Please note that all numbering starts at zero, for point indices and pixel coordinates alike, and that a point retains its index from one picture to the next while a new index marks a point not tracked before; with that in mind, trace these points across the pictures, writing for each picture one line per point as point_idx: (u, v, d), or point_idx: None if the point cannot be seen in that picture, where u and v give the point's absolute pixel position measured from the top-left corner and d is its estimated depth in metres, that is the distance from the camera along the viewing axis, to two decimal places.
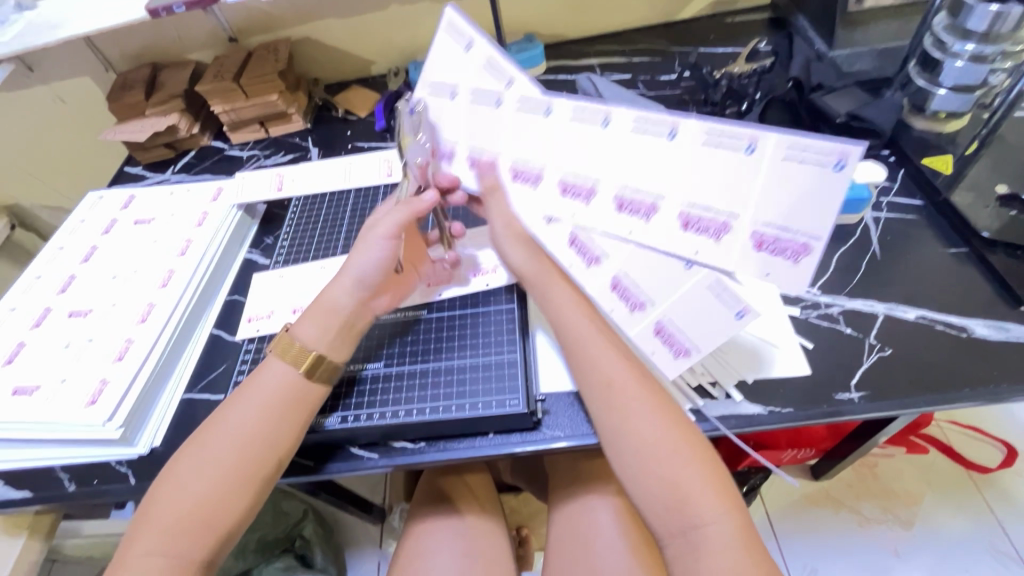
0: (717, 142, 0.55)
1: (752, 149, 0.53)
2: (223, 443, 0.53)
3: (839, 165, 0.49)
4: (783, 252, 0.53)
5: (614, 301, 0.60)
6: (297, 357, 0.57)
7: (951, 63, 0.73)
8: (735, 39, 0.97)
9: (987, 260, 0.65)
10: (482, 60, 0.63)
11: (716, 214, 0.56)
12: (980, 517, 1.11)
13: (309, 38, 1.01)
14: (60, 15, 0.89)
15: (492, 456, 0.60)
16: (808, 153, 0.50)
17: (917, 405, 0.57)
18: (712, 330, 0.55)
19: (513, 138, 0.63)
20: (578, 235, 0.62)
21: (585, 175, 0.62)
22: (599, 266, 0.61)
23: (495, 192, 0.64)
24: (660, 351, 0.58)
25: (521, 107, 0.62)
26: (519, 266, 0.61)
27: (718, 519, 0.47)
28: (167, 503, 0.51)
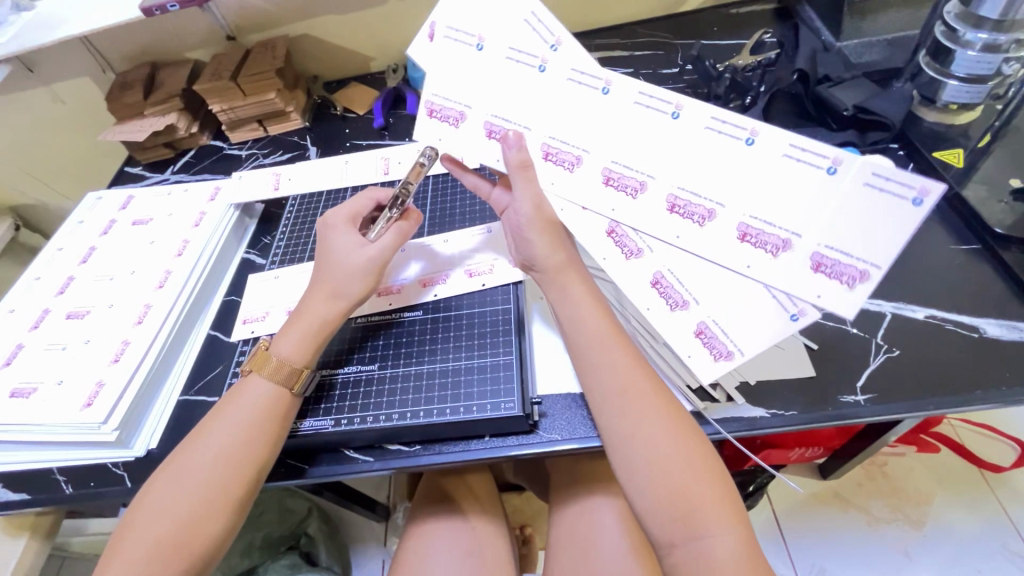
0: (799, 154, 0.49)
1: (834, 171, 0.48)
2: (207, 458, 0.53)
3: (918, 200, 0.45)
4: (840, 276, 0.49)
5: (652, 299, 0.56)
6: (277, 373, 0.58)
7: (963, 52, 0.70)
8: (740, 30, 0.94)
9: (1000, 256, 0.63)
10: (520, 19, 0.57)
11: (777, 228, 0.51)
12: (993, 518, 1.08)
13: (306, 35, 1.00)
14: (57, 16, 0.89)
15: (489, 459, 0.59)
16: (891, 182, 0.45)
17: (925, 407, 0.55)
18: (752, 332, 0.52)
19: (561, 116, 0.58)
20: (618, 226, 0.58)
21: (637, 165, 0.56)
22: (638, 258, 0.57)
23: (526, 171, 0.57)
24: (700, 355, 0.54)
25: (570, 83, 0.56)
26: (542, 258, 0.56)
27: (721, 532, 0.46)
28: (151, 518, 0.51)
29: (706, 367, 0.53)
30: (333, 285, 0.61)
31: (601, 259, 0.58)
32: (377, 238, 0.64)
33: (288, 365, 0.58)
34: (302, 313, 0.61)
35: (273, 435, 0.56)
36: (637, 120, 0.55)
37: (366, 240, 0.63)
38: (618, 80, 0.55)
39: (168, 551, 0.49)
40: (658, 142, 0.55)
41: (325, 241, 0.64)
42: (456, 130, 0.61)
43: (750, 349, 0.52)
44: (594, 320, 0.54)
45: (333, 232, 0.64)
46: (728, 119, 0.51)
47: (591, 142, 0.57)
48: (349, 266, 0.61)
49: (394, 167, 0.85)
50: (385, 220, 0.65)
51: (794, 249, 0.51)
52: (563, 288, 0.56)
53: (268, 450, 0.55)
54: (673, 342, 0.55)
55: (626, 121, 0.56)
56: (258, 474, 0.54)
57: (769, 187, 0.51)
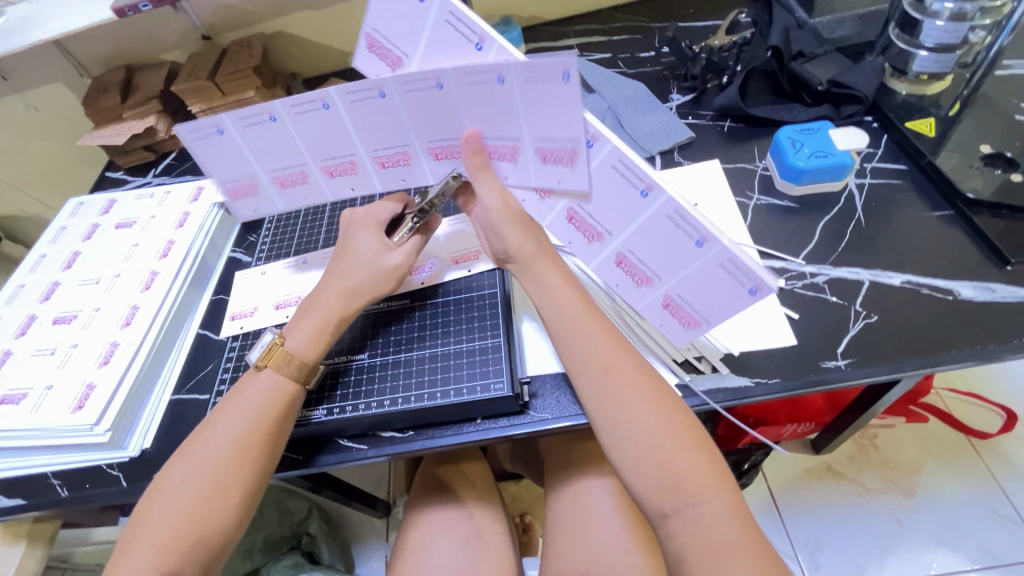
0: (536, 73, 0.48)
1: (568, 76, 0.47)
2: (212, 453, 0.53)
3: (566, 75, 0.48)
4: (561, 158, 0.54)
5: (618, 276, 0.60)
6: (288, 364, 0.57)
7: (931, 23, 0.72)
8: (716, 12, 0.95)
9: (971, 221, 0.65)
10: (441, 19, 0.51)
11: (642, 175, 0.50)
12: (980, 482, 1.11)
13: (282, 33, 1.00)
14: (27, 20, 0.88)
15: (480, 441, 0.60)
16: (539, 69, 0.48)
17: (904, 369, 0.56)
18: (723, 302, 0.53)
19: (484, 116, 0.54)
20: (575, 212, 0.59)
21: (562, 135, 0.52)
22: (603, 242, 0.58)
23: (481, 170, 0.57)
24: (670, 324, 0.59)
25: (478, 82, 0.51)
26: (516, 249, 0.56)
27: (711, 498, 0.47)
28: (161, 513, 0.51)
29: (676, 335, 0.59)
30: (350, 281, 0.61)
31: (568, 244, 0.62)
32: (401, 244, 0.63)
33: (302, 359, 0.58)
34: (314, 302, 0.61)
35: (278, 426, 0.56)
36: (557, 132, 0.52)
37: (389, 244, 0.63)
38: (490, 36, 0.50)
39: (178, 544, 0.50)
40: (563, 109, 0.50)
41: (350, 238, 0.64)
42: (309, 185, 0.67)
43: (714, 318, 0.55)
44: (575, 308, 0.55)
45: (358, 232, 0.63)
46: (538, 64, 0.47)
47: (517, 129, 0.54)
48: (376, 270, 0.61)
49: None
50: (409, 228, 0.64)
51: (649, 200, 0.51)
52: (539, 277, 0.56)
53: (273, 440, 0.55)
54: (647, 313, 0.60)
55: (535, 101, 0.51)
56: (266, 466, 0.54)
57: (557, 117, 0.51)
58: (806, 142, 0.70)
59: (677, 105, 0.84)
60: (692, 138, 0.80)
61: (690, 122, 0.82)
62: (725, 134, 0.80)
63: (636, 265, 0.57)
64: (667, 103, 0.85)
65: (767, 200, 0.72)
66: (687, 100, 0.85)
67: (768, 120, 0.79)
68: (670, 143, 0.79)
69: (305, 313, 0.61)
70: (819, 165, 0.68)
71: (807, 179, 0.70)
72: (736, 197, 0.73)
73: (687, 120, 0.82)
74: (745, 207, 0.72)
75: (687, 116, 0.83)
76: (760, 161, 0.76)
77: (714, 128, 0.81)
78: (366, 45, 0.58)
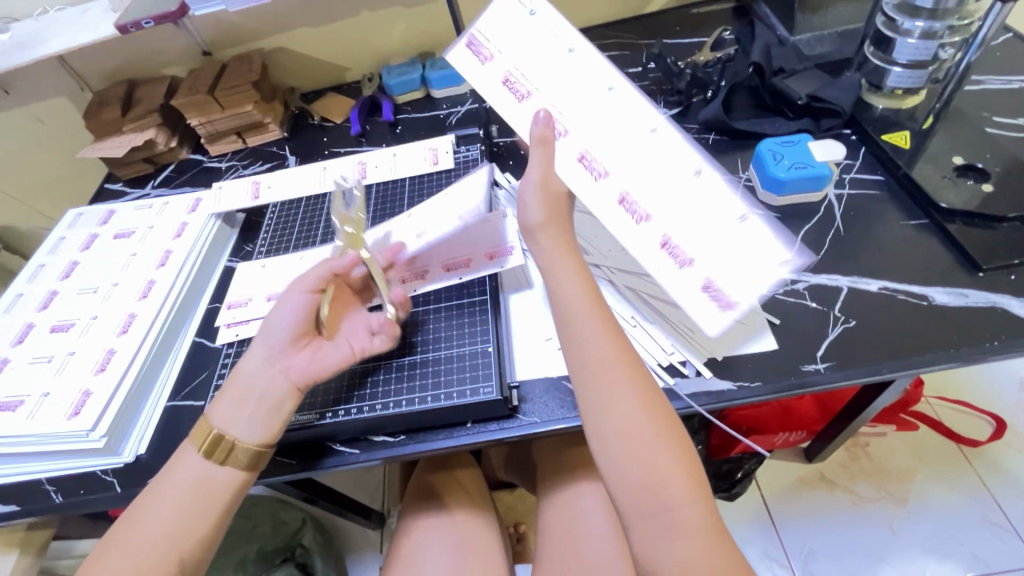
0: (604, 66, 0.59)
1: (613, 86, 0.59)
2: (154, 527, 0.51)
3: (610, 87, 0.59)
4: (590, 170, 0.59)
5: (660, 258, 0.57)
6: (233, 453, 0.54)
7: (903, 39, 0.75)
8: (701, 29, 0.99)
9: (947, 230, 0.67)
10: (550, 28, 0.61)
11: (693, 155, 0.58)
12: (971, 490, 1.12)
13: (281, 49, 1.03)
14: (32, 36, 0.90)
15: (470, 445, 0.61)
16: (602, 67, 0.59)
17: (881, 372, 0.58)
18: (755, 280, 0.55)
19: (560, 97, 0.60)
20: (627, 195, 0.58)
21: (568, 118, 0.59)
22: (648, 223, 0.58)
23: (548, 144, 0.57)
24: (709, 308, 0.56)
25: (585, 68, 0.59)
26: (532, 224, 0.58)
27: (689, 503, 0.48)
28: (135, 534, 0.51)
29: (714, 320, 0.56)
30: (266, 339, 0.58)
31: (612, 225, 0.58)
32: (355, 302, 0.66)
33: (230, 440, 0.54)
34: (247, 392, 0.56)
35: (218, 514, 0.53)
36: (625, 115, 0.59)
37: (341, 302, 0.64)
38: (584, 47, 0.60)
39: None
40: (585, 100, 0.59)
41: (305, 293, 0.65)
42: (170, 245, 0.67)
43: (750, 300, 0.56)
44: (581, 301, 0.55)
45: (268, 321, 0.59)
46: (612, 64, 0.59)
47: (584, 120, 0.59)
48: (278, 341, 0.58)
49: (371, 171, 0.87)
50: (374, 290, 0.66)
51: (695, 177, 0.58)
52: (557, 260, 0.57)
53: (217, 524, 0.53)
54: (684, 302, 0.57)
55: (604, 104, 0.59)
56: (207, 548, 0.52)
57: (614, 121, 0.59)
58: (786, 154, 0.73)
59: (664, 118, 0.87)
60: None
61: None
62: (710, 147, 0.82)
63: (678, 243, 0.57)
64: None
65: None
66: (673, 114, 0.87)
67: (751, 133, 0.81)
68: None
69: (240, 398, 0.56)
70: (799, 176, 0.70)
71: (790, 189, 0.72)
72: None
73: None
74: None
75: None
76: (744, 173, 0.78)
77: (699, 141, 0.83)
78: (467, 44, 0.63)
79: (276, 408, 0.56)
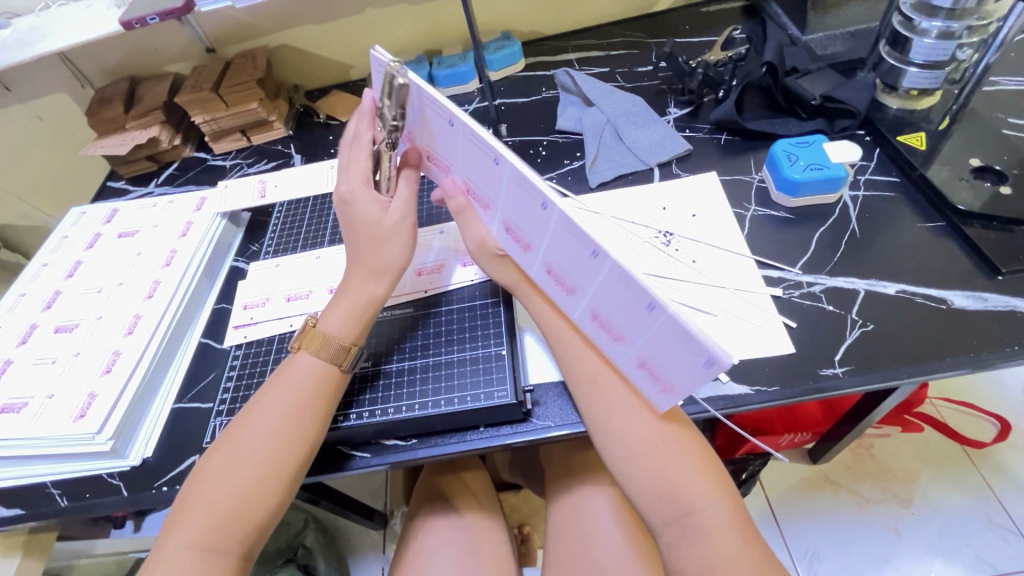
0: (474, 139, 0.52)
1: (498, 162, 0.51)
2: (252, 444, 0.53)
3: (497, 160, 0.51)
4: (517, 240, 0.56)
5: (596, 329, 0.54)
6: (325, 347, 0.58)
7: (920, 39, 0.75)
8: (711, 28, 0.98)
9: (964, 232, 0.66)
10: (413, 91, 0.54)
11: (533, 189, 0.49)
12: (977, 491, 1.12)
13: (287, 46, 1.02)
14: (33, 32, 0.88)
15: (484, 449, 0.60)
16: (480, 144, 0.51)
17: (899, 376, 0.57)
18: (681, 371, 0.46)
19: (470, 169, 0.56)
20: (551, 265, 0.54)
21: (482, 187, 0.56)
22: (575, 296, 0.53)
23: (465, 212, 0.60)
24: (648, 385, 0.51)
25: (473, 146, 0.52)
26: (501, 278, 0.62)
27: (709, 507, 0.47)
28: (231, 458, 0.53)
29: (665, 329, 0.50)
30: (373, 259, 0.60)
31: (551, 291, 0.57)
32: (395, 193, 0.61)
33: (285, 421, 0.54)
34: (286, 390, 0.56)
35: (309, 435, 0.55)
36: (517, 193, 0.51)
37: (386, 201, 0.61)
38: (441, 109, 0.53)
39: (222, 524, 0.50)
40: (488, 177, 0.54)
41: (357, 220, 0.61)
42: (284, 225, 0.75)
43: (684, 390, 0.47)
44: (563, 327, 0.58)
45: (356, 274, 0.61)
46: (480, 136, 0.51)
47: (495, 195, 0.55)
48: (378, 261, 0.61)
49: None
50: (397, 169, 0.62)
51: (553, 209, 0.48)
52: (528, 297, 0.60)
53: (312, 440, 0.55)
54: (627, 373, 0.53)
55: (510, 190, 0.52)
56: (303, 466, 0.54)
57: (515, 202, 0.52)
58: (802, 156, 0.72)
59: (674, 118, 0.87)
60: (689, 151, 0.81)
61: (687, 135, 0.84)
62: (722, 147, 0.82)
63: (608, 321, 0.51)
64: (665, 116, 0.87)
65: (764, 211, 0.74)
66: (683, 114, 0.87)
67: (763, 133, 0.80)
68: (668, 156, 0.80)
69: (282, 396, 0.56)
70: (815, 177, 0.70)
71: (805, 190, 0.71)
72: (733, 209, 0.74)
73: (684, 132, 0.84)
74: (742, 218, 0.73)
75: (684, 129, 0.85)
76: (756, 173, 0.78)
77: (710, 141, 0.83)
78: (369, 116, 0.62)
79: (326, 402, 0.57)
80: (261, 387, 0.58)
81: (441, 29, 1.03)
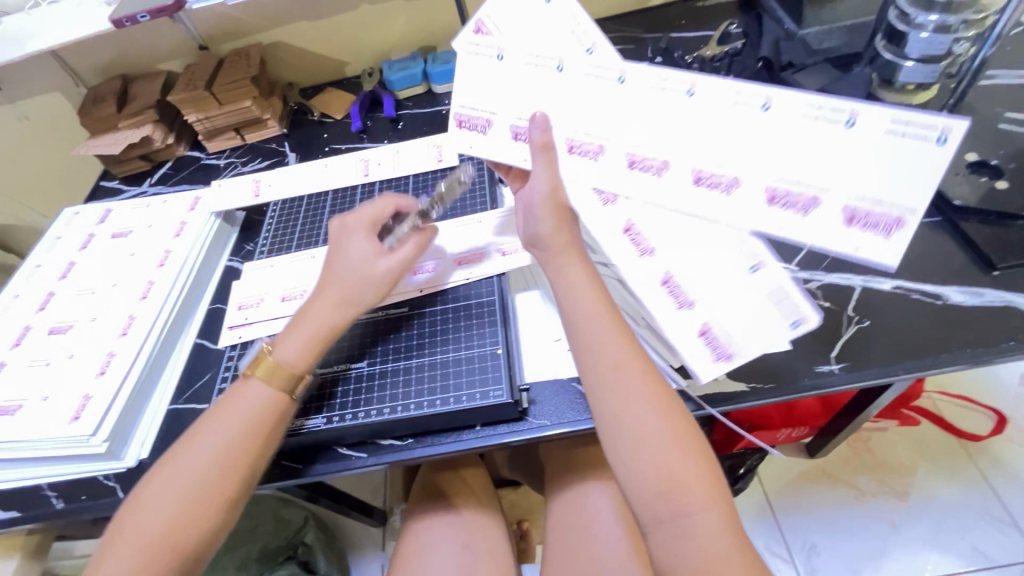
0: (596, 71, 0.57)
1: (622, 81, 0.56)
2: (192, 470, 0.53)
3: (689, 91, 0.54)
4: (646, 169, 0.58)
5: (661, 296, 0.58)
6: (276, 375, 0.58)
7: (915, 34, 0.74)
8: (708, 23, 0.97)
9: (959, 227, 0.66)
10: (561, 21, 0.57)
11: (841, 107, 0.49)
12: (974, 484, 1.12)
13: (280, 43, 1.01)
14: (23, 31, 0.88)
15: (480, 449, 0.60)
16: (666, 82, 0.55)
17: (895, 373, 0.57)
18: (752, 336, 0.54)
19: (580, 113, 0.58)
20: (633, 225, 0.59)
21: (594, 132, 0.58)
22: (651, 257, 0.59)
23: (547, 153, 0.59)
24: (703, 353, 0.56)
25: (586, 80, 0.57)
26: (546, 237, 0.58)
27: (705, 509, 0.47)
28: (167, 483, 0.53)
29: (800, 229, 0.53)
30: (341, 292, 0.61)
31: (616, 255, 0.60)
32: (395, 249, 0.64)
33: (219, 452, 0.54)
34: (229, 420, 0.55)
35: (251, 462, 0.54)
36: (655, 107, 0.56)
37: (382, 250, 0.63)
38: (603, 45, 0.56)
39: (156, 550, 0.50)
40: (603, 107, 0.58)
41: (341, 247, 0.64)
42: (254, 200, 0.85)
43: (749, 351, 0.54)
44: (591, 303, 0.55)
45: (317, 304, 0.61)
46: (669, 77, 0.55)
47: (609, 132, 0.58)
48: (357, 275, 0.62)
49: (374, 168, 0.86)
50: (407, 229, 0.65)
51: (856, 129, 0.49)
52: (563, 268, 0.57)
53: (253, 465, 0.54)
54: (678, 342, 0.57)
55: (643, 104, 0.56)
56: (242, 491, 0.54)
57: (646, 119, 0.57)
58: None
59: None
60: None
61: None
62: None
63: (680, 285, 0.57)
64: None
65: None
66: None
67: None
68: None
69: (223, 427, 0.55)
70: None
71: None
72: None
73: None
74: None
75: None
76: None
77: None
78: (473, 29, 0.59)
79: (271, 434, 0.56)
80: (210, 409, 0.57)
81: (436, 25, 1.02)
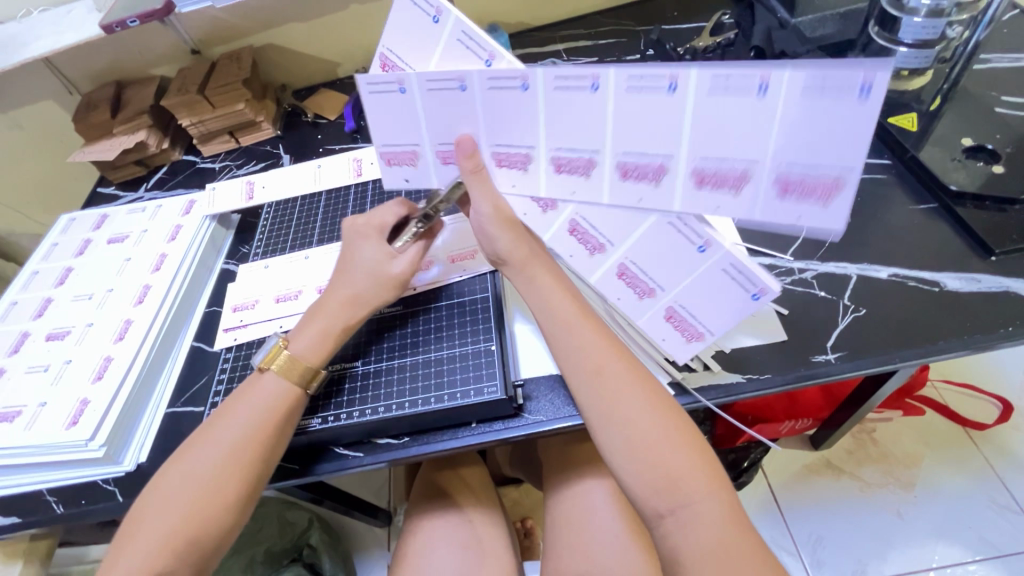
0: (498, 82, 0.50)
1: (527, 88, 0.49)
2: (203, 468, 0.53)
3: (594, 86, 0.47)
4: (575, 170, 0.53)
5: (620, 289, 0.58)
6: (291, 369, 0.58)
7: (909, 18, 0.74)
8: (700, 14, 0.96)
9: (955, 213, 0.65)
10: (454, 38, 0.51)
11: (749, 73, 0.42)
12: (979, 473, 1.12)
13: (272, 45, 1.01)
14: (15, 39, 0.88)
15: (475, 445, 0.60)
16: (569, 79, 0.48)
17: (893, 361, 0.57)
18: (725, 308, 0.54)
19: (497, 124, 0.53)
20: (578, 224, 0.57)
21: (516, 141, 0.54)
22: (603, 253, 0.57)
23: (478, 173, 0.56)
24: (673, 336, 0.58)
25: (490, 95, 0.51)
26: (507, 252, 0.57)
27: (703, 499, 0.47)
28: (180, 481, 0.52)
29: (734, 207, 0.49)
30: (353, 291, 0.61)
31: (569, 257, 0.59)
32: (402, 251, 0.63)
33: (233, 449, 0.53)
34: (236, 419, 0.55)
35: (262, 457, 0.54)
36: (568, 113, 0.50)
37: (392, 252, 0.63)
38: (501, 53, 0.49)
39: (173, 548, 0.50)
40: (522, 116, 0.52)
41: (352, 249, 0.63)
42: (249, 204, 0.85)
43: (718, 329, 0.55)
44: (568, 308, 0.55)
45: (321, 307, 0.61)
46: (568, 74, 0.47)
47: (531, 138, 0.53)
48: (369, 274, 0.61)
49: (366, 168, 0.87)
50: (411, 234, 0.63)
51: (773, 96, 0.42)
52: (532, 279, 0.56)
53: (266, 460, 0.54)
54: (648, 327, 0.59)
55: (557, 109, 0.50)
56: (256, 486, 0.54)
57: (568, 122, 0.51)
58: None
59: None
60: None
61: None
62: None
63: (637, 276, 0.56)
64: None
65: None
66: None
67: None
68: None
69: (227, 427, 0.55)
70: None
71: None
72: None
73: None
74: None
75: None
76: None
77: None
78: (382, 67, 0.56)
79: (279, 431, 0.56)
80: (219, 408, 0.57)
81: None
